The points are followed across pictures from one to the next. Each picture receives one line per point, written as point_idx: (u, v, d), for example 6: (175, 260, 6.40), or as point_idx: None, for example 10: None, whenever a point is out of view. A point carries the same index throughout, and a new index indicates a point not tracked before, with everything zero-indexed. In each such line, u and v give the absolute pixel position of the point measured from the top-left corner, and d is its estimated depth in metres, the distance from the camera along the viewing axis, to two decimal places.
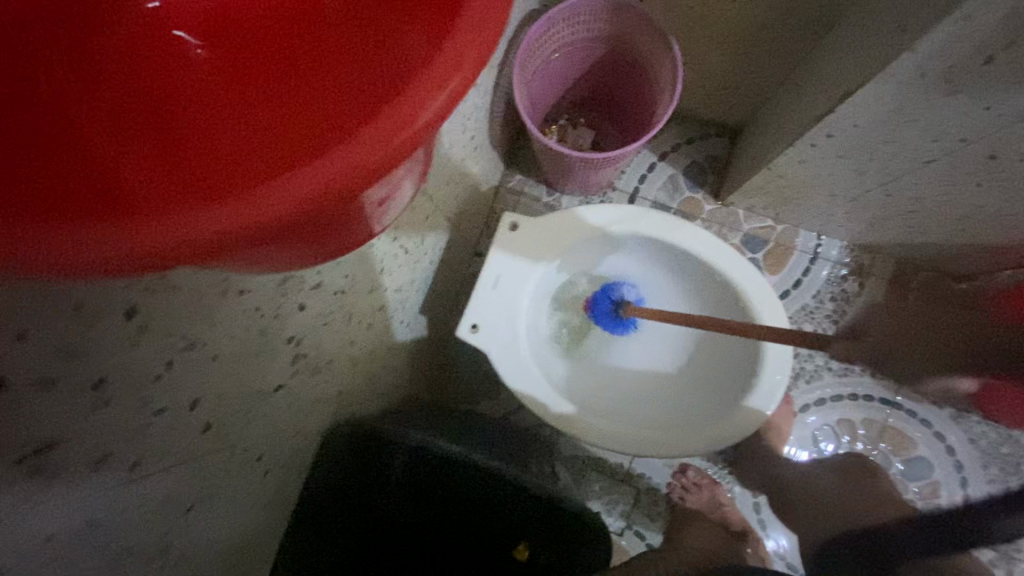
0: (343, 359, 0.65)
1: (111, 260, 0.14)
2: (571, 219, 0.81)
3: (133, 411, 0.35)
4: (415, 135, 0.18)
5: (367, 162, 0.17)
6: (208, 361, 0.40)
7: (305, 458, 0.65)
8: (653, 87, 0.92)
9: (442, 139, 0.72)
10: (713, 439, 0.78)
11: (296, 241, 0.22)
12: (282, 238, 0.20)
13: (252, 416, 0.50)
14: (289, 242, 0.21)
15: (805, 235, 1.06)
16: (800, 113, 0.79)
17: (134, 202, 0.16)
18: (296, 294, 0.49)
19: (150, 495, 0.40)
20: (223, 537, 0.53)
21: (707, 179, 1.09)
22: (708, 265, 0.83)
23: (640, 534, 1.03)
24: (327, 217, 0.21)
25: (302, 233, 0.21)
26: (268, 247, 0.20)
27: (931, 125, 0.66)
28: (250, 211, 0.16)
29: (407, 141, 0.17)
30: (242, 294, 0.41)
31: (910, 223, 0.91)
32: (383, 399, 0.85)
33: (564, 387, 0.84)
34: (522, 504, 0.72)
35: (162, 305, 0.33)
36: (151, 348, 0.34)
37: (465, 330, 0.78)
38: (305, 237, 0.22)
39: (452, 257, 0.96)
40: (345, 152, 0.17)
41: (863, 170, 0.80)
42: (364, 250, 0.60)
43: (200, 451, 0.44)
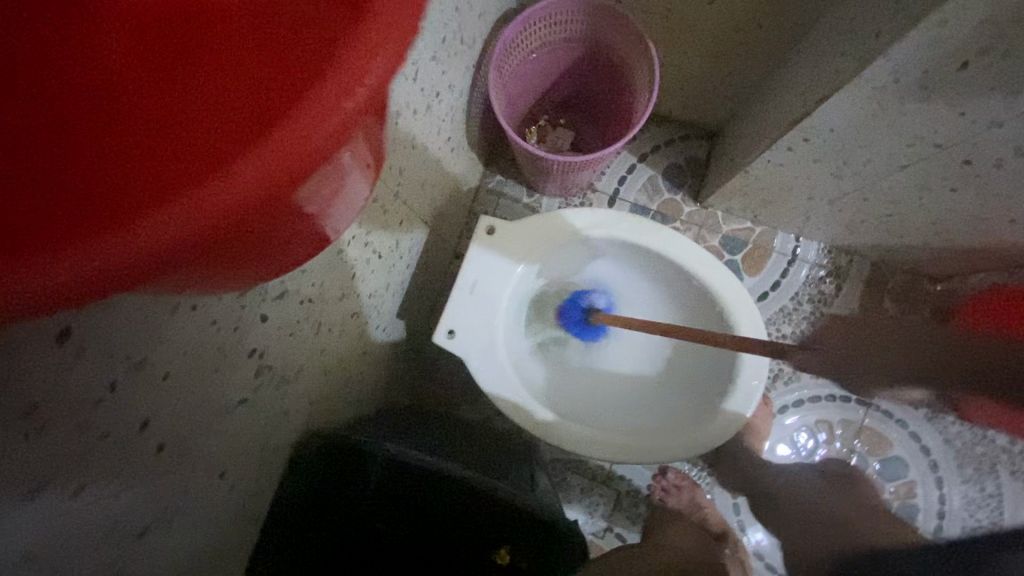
0: (313, 368, 0.64)
1: (54, 294, 0.12)
2: (549, 223, 0.80)
3: (72, 438, 0.33)
4: (366, 96, 0.16)
5: (322, 133, 0.15)
6: (158, 380, 0.38)
7: (274, 470, 0.63)
8: (632, 88, 0.91)
9: (416, 141, 0.70)
10: (692, 445, 0.77)
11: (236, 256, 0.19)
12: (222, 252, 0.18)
13: (213, 432, 0.48)
14: (229, 257, 0.19)
15: (784, 237, 1.07)
16: (777, 117, 0.78)
17: (55, 218, 0.13)
18: (257, 305, 0.47)
19: (96, 522, 0.38)
20: (186, 558, 0.51)
21: (687, 180, 1.08)
22: (687, 270, 0.82)
23: (620, 536, 1.03)
24: (267, 223, 0.18)
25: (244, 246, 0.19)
26: (206, 264, 0.18)
27: (906, 130, 0.66)
28: (204, 211, 0.14)
29: (358, 104, 0.16)
30: (194, 309, 0.39)
31: (886, 226, 0.91)
32: (358, 406, 0.83)
33: (543, 393, 0.83)
34: (496, 512, 0.71)
35: (101, 325, 0.31)
36: (91, 371, 0.32)
37: (441, 336, 0.76)
38: (247, 251, 0.19)
39: (429, 260, 0.95)
40: (280, 145, 0.15)
41: (841, 174, 0.80)
42: (333, 257, 0.58)
43: (154, 472, 0.42)
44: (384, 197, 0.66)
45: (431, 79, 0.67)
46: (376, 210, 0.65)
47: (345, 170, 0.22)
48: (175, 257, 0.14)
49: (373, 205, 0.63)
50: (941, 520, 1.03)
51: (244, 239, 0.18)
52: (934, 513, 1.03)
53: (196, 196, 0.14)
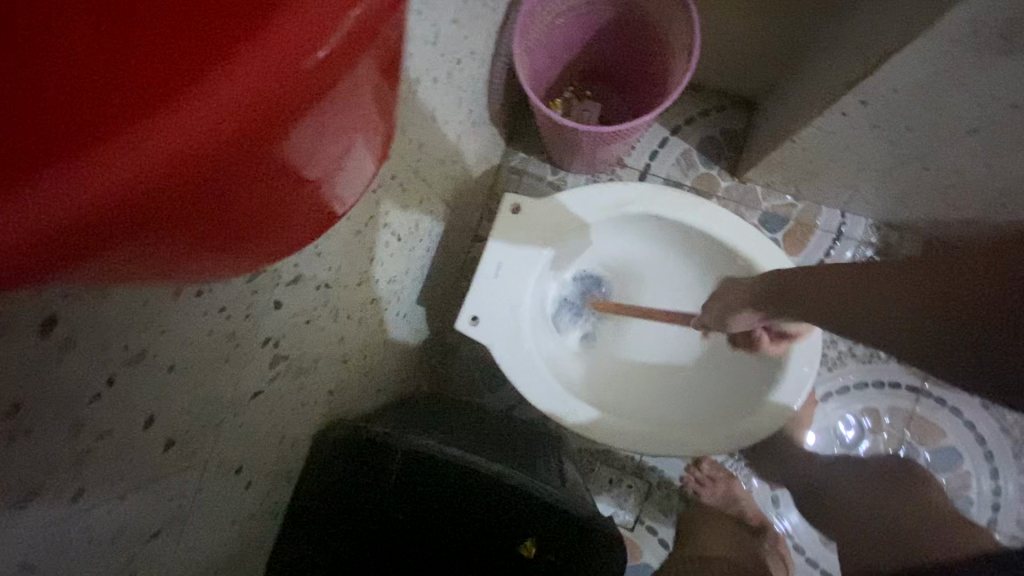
0: (331, 357, 0.60)
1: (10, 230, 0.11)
2: (578, 200, 0.75)
3: (67, 439, 0.30)
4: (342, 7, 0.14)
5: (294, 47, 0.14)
6: (163, 373, 0.35)
7: (294, 463, 0.60)
8: (666, 55, 0.84)
9: (435, 114, 0.66)
10: (733, 439, 0.72)
11: (232, 231, 0.18)
12: (202, 224, 0.16)
13: (226, 427, 0.45)
14: (219, 233, 0.17)
15: (827, 213, 1.00)
16: (828, 79, 0.71)
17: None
18: (270, 290, 0.43)
19: (98, 527, 0.35)
20: (201, 557, 0.48)
21: (723, 154, 1.02)
22: (729, 249, 0.76)
23: (653, 529, 0.99)
24: (253, 191, 0.17)
25: (234, 222, 0.18)
26: (189, 239, 0.16)
27: (981, 90, 0.59)
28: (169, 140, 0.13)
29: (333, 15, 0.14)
30: (200, 295, 0.35)
31: (945, 199, 0.84)
32: (380, 395, 0.80)
33: (571, 381, 0.79)
34: (529, 511, 0.66)
35: (92, 314, 0.28)
36: (83, 365, 0.29)
37: (464, 322, 0.72)
38: (242, 228, 0.18)
39: (450, 242, 0.91)
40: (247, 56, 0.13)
41: (898, 142, 0.73)
42: (350, 238, 0.54)
43: (161, 471, 0.39)
44: (402, 174, 0.62)
45: (452, 45, 0.62)
46: (394, 187, 0.61)
47: (355, 140, 0.20)
48: (119, 219, 0.13)
49: (390, 181, 0.59)
50: (995, 513, 0.96)
51: (227, 209, 0.16)
52: (988, 505, 0.97)
53: (133, 150, 0.12)
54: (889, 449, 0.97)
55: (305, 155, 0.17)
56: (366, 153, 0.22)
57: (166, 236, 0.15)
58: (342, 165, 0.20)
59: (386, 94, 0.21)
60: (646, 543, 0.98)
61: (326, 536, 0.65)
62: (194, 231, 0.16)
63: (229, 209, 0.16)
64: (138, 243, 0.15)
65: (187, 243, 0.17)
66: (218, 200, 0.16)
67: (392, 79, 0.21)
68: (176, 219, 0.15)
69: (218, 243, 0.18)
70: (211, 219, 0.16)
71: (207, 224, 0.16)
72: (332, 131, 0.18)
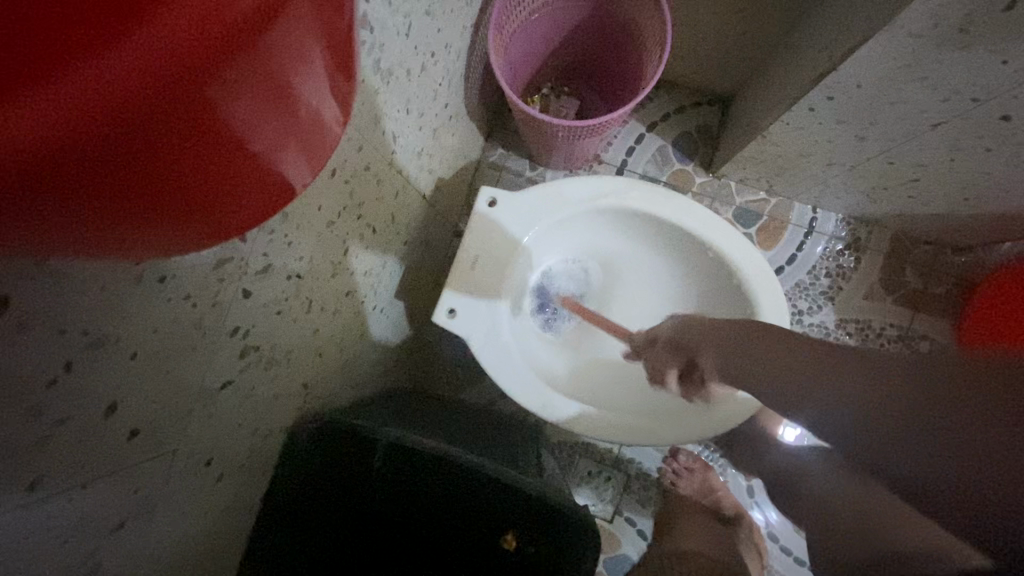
0: (305, 349, 0.60)
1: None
2: (554, 193, 0.76)
3: (24, 424, 0.29)
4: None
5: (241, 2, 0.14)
6: (126, 360, 0.35)
7: (269, 456, 0.60)
8: (641, 51, 0.86)
9: (411, 106, 0.66)
10: (706, 429, 0.74)
11: (189, 195, 0.18)
12: (162, 178, 0.16)
13: (194, 417, 0.44)
14: (177, 194, 0.17)
15: (800, 208, 1.02)
16: (797, 75, 0.73)
17: None
18: (238, 279, 0.43)
19: (60, 515, 0.34)
20: (170, 549, 0.47)
21: (698, 150, 1.03)
22: (702, 241, 0.77)
23: (631, 520, 1.00)
24: (202, 143, 0.16)
25: (197, 181, 0.18)
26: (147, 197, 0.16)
27: (940, 84, 0.61)
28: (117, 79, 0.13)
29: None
30: (163, 281, 0.35)
31: (910, 193, 0.87)
32: (357, 389, 0.80)
33: (548, 373, 0.80)
34: (507, 502, 0.67)
35: (49, 295, 0.27)
36: (40, 347, 0.28)
37: (441, 315, 0.73)
38: (200, 192, 0.18)
39: (429, 237, 0.91)
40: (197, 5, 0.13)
41: (865, 136, 0.75)
42: (323, 229, 0.54)
43: (126, 461, 0.38)
44: (376, 165, 0.62)
45: (426, 36, 0.62)
46: (368, 179, 0.61)
47: (312, 116, 0.21)
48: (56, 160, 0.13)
49: (364, 173, 0.59)
50: None
51: (189, 163, 0.17)
52: None
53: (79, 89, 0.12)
54: None
55: (262, 113, 0.18)
56: (324, 134, 0.22)
57: (124, 186, 0.15)
58: (303, 139, 0.21)
59: (343, 81, 0.22)
60: (626, 534, 0.99)
61: (302, 529, 0.65)
62: (150, 188, 0.16)
63: (186, 166, 0.17)
64: (98, 185, 0.14)
65: (143, 203, 0.17)
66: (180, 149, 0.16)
67: (349, 67, 0.22)
68: (140, 164, 0.15)
69: (174, 207, 0.18)
70: (172, 173, 0.16)
71: (167, 178, 0.16)
72: (289, 97, 0.18)
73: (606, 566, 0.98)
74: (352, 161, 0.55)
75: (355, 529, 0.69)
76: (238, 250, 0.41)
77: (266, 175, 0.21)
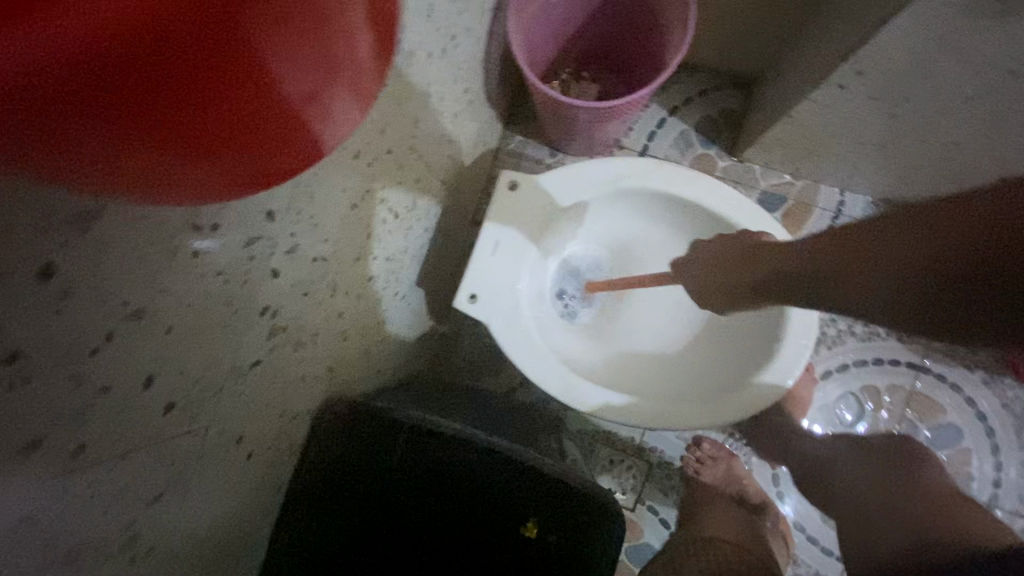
0: (330, 332, 0.61)
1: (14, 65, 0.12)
2: (575, 175, 0.76)
3: (67, 392, 0.30)
4: None
5: None
6: (162, 333, 0.35)
7: (296, 437, 0.61)
8: (662, 33, 0.84)
9: (431, 90, 0.66)
10: (733, 411, 0.72)
11: (214, 138, 0.18)
12: (189, 112, 0.16)
13: (226, 394, 0.45)
14: (203, 135, 0.17)
15: (827, 192, 1.00)
16: (825, 52, 0.71)
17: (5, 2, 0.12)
18: (267, 258, 0.44)
19: (99, 484, 0.35)
20: (203, 524, 0.48)
21: (721, 134, 1.02)
22: (727, 222, 0.76)
23: (654, 509, 1.00)
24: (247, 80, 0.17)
25: (223, 124, 0.18)
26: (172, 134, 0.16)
27: (977, 56, 0.59)
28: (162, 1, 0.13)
29: None
30: (197, 256, 0.36)
31: (943, 173, 0.84)
32: (381, 375, 0.81)
33: (570, 358, 0.79)
34: (527, 485, 0.67)
35: (88, 265, 0.28)
36: (82, 317, 0.29)
37: (462, 300, 0.73)
38: (225, 137, 0.18)
39: (449, 224, 0.91)
40: None
41: (896, 114, 0.73)
42: (348, 212, 0.55)
43: (162, 433, 0.39)
44: (399, 149, 0.62)
45: (446, 20, 0.62)
46: (391, 163, 0.61)
47: (344, 72, 0.21)
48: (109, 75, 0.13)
49: (386, 156, 0.59)
50: (996, 489, 0.96)
51: (214, 99, 0.16)
52: (988, 482, 0.96)
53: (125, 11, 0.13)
54: (889, 427, 0.97)
55: (291, 58, 0.18)
56: (355, 95, 0.22)
57: (148, 115, 0.15)
58: (333, 95, 0.21)
59: (375, 47, 0.22)
60: (649, 523, 0.99)
61: (329, 512, 0.66)
62: (174, 123, 0.16)
63: (213, 104, 0.17)
64: (122, 109, 0.15)
65: (169, 141, 0.17)
66: (205, 82, 0.16)
67: (383, 34, 0.22)
68: (163, 93, 0.15)
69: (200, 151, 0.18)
70: (197, 109, 0.16)
71: (193, 114, 0.16)
72: (318, 45, 0.18)
73: (629, 554, 0.99)
74: (375, 144, 0.55)
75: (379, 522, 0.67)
76: (266, 229, 0.42)
77: (296, 129, 0.21)
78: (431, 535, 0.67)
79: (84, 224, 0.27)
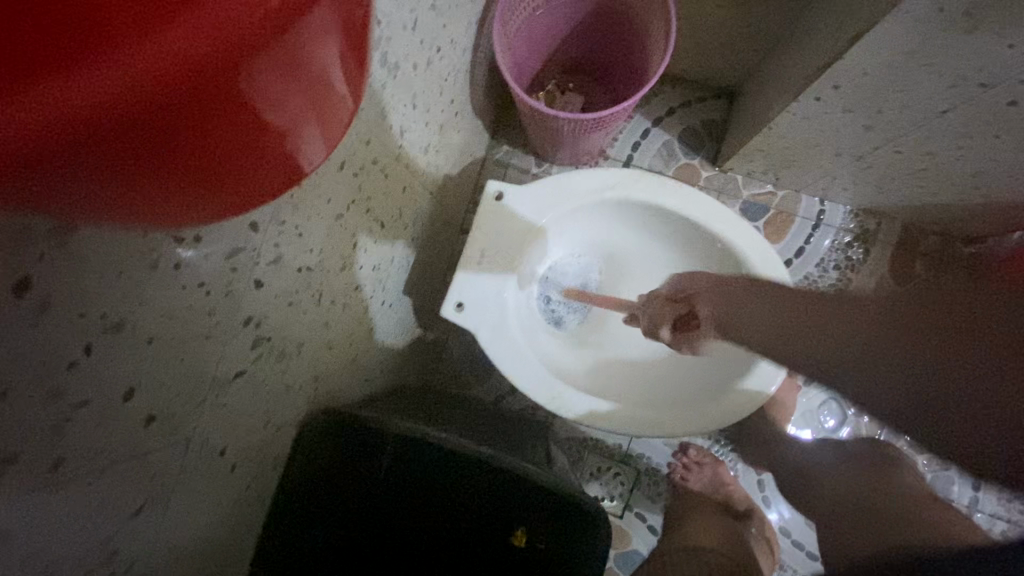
0: (316, 342, 0.61)
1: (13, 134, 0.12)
2: (560, 185, 0.76)
3: (45, 405, 0.30)
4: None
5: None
6: (142, 346, 0.35)
7: (280, 448, 0.61)
8: (645, 46, 0.86)
9: (417, 101, 0.66)
10: (718, 419, 0.73)
11: (194, 172, 0.19)
12: (172, 152, 0.17)
13: (208, 406, 0.45)
14: (184, 170, 0.18)
15: (807, 200, 1.02)
16: (802, 65, 0.73)
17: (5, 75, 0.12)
18: (250, 269, 0.44)
19: (76, 499, 0.34)
20: (184, 537, 0.48)
21: (704, 144, 1.03)
22: (709, 231, 0.77)
23: (641, 516, 1.00)
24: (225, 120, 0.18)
25: (203, 157, 0.18)
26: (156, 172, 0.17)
27: (946, 71, 0.61)
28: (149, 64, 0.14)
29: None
30: (178, 268, 0.36)
31: (919, 183, 0.86)
32: (368, 384, 0.81)
33: (556, 366, 0.80)
34: (515, 496, 0.67)
35: (67, 278, 0.28)
36: (60, 329, 0.29)
37: (449, 309, 0.73)
38: (204, 170, 0.19)
39: (436, 233, 0.91)
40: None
41: (871, 125, 0.75)
42: (333, 222, 0.55)
43: (142, 446, 0.39)
44: (384, 159, 0.62)
45: (432, 32, 0.63)
46: (376, 173, 0.61)
47: (318, 101, 0.21)
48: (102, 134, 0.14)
49: (371, 166, 0.60)
50: (975, 493, 0.98)
51: (196, 140, 0.17)
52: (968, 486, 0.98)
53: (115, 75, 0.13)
54: (871, 433, 0.99)
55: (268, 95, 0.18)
56: (329, 121, 0.23)
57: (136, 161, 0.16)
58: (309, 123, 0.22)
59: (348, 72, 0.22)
60: (636, 530, 0.99)
61: (315, 525, 0.65)
62: (158, 163, 0.17)
63: (194, 143, 0.17)
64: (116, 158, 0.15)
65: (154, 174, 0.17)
66: (188, 127, 0.17)
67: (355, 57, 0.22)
68: (153, 141, 0.16)
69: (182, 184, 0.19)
70: (180, 149, 0.17)
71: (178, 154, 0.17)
72: (294, 80, 0.19)
73: (617, 562, 0.99)
74: (360, 154, 0.56)
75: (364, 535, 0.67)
76: (249, 240, 0.42)
77: (273, 156, 0.21)
78: (418, 545, 0.67)
79: (63, 238, 0.27)
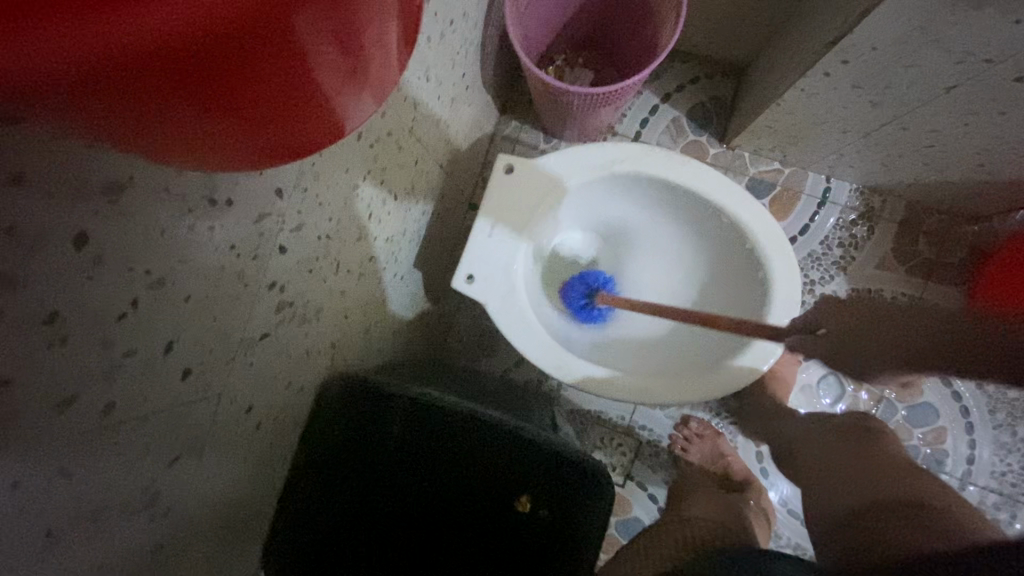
0: (334, 310, 0.63)
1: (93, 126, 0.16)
2: (570, 159, 0.78)
3: (98, 353, 0.32)
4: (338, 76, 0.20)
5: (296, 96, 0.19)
6: (180, 303, 0.38)
7: (300, 410, 0.64)
8: (655, 21, 0.86)
9: (429, 74, 0.67)
10: (721, 389, 0.75)
11: (231, 100, 0.17)
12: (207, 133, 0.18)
13: (236, 365, 0.47)
14: (229, 96, 0.17)
15: (814, 178, 1.03)
16: (812, 39, 0.73)
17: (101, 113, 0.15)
18: (275, 235, 0.46)
19: (124, 444, 0.37)
20: (215, 488, 0.51)
21: (712, 121, 1.04)
22: (716, 206, 0.79)
23: (643, 485, 1.03)
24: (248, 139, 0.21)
25: (246, 73, 0.17)
26: (204, 91, 0.16)
27: (953, 46, 0.62)
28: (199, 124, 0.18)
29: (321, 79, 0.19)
30: (211, 231, 0.38)
31: (924, 160, 0.87)
32: (382, 353, 0.84)
33: (564, 339, 0.82)
34: (522, 460, 0.69)
35: (117, 235, 0.30)
36: (110, 285, 0.31)
37: (460, 281, 0.75)
38: (238, 121, 0.18)
39: (445, 208, 0.93)
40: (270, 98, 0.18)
41: (879, 101, 0.76)
42: (350, 192, 0.57)
43: (180, 398, 0.41)
44: (398, 133, 0.64)
45: (444, 5, 0.64)
46: (391, 145, 0.63)
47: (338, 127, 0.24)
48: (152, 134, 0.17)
49: (386, 139, 0.61)
50: (969, 466, 1.01)
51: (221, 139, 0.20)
52: (963, 459, 1.01)
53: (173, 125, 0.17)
54: (868, 407, 1.01)
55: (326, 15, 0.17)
56: (370, 93, 0.23)
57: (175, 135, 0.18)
58: (356, 86, 0.21)
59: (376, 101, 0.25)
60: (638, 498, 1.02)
61: (331, 485, 0.68)
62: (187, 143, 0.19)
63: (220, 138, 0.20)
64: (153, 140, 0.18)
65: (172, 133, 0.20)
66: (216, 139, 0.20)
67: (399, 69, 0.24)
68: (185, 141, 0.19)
69: (212, 107, 0.17)
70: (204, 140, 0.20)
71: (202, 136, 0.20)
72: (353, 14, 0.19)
73: (618, 528, 1.03)
74: (375, 127, 0.57)
75: (379, 495, 0.71)
76: (275, 206, 0.44)
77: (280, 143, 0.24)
78: (432, 505, 0.71)
79: (112, 196, 0.29)
